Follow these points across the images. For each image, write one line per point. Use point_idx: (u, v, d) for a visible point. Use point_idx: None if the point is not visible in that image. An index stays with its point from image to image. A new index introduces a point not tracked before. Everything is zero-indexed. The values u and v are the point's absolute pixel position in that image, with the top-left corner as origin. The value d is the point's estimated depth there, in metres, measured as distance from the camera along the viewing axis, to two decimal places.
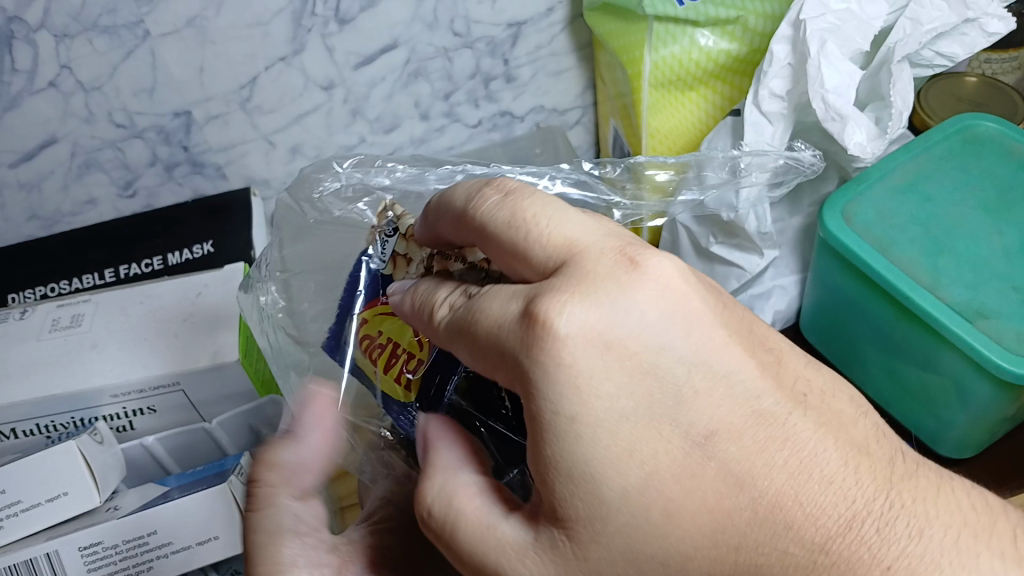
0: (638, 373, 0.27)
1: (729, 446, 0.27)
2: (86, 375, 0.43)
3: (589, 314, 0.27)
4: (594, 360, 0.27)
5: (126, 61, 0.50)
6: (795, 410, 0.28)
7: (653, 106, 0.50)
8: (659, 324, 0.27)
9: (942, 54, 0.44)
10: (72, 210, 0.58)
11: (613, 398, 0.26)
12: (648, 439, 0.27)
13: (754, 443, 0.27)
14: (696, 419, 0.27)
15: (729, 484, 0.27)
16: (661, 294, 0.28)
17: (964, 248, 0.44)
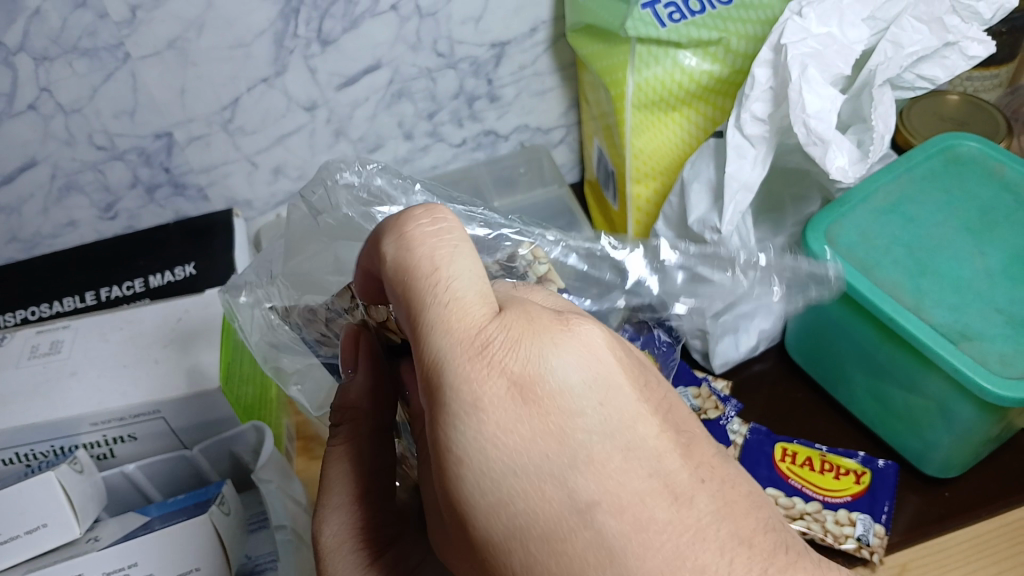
0: (552, 426, 0.25)
1: (610, 524, 0.25)
2: (65, 404, 0.42)
3: (507, 364, 0.26)
4: (502, 409, 0.25)
5: (106, 83, 0.50)
6: (688, 493, 0.26)
7: (636, 126, 0.50)
8: (577, 381, 0.26)
9: (923, 77, 0.44)
10: (52, 233, 0.57)
11: (507, 452, 0.25)
12: (526, 495, 0.25)
13: (641, 525, 0.25)
14: (584, 486, 0.25)
15: (598, 559, 0.24)
16: (585, 366, 0.26)
17: (947, 269, 0.44)
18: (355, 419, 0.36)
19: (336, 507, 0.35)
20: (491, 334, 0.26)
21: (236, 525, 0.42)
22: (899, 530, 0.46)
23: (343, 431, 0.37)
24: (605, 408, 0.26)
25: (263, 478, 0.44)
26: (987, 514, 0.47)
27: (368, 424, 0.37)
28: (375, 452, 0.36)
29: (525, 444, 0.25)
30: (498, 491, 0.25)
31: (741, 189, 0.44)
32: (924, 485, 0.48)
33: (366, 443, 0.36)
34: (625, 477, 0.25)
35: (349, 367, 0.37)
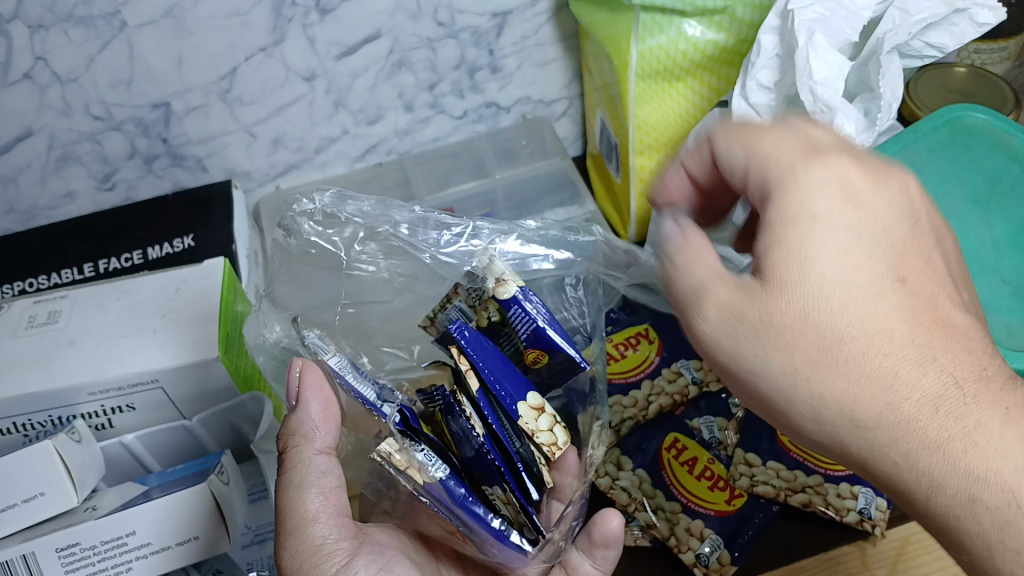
0: (831, 284, 0.29)
1: (869, 276, 0.29)
2: (64, 373, 0.42)
3: (838, 268, 0.29)
4: (841, 225, 0.30)
5: (103, 52, 0.49)
6: (891, 293, 0.29)
7: (640, 97, 0.50)
8: (818, 236, 0.30)
9: (931, 45, 0.43)
10: (50, 204, 0.57)
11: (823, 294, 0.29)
12: (801, 198, 0.31)
13: (906, 323, 0.29)
14: (855, 221, 0.30)
15: (877, 294, 0.29)
16: (898, 197, 0.31)
17: (955, 240, 0.44)
18: (299, 446, 0.36)
19: (288, 530, 0.35)
20: (830, 232, 0.30)
21: (236, 494, 0.42)
22: None
23: (288, 458, 0.36)
24: (901, 257, 0.30)
25: (263, 450, 0.45)
26: None
27: (310, 449, 0.36)
28: (329, 469, 0.36)
29: (852, 277, 0.29)
30: (821, 324, 0.29)
31: None
32: None
33: (312, 468, 0.36)
34: (905, 296, 0.29)
35: (296, 397, 0.37)
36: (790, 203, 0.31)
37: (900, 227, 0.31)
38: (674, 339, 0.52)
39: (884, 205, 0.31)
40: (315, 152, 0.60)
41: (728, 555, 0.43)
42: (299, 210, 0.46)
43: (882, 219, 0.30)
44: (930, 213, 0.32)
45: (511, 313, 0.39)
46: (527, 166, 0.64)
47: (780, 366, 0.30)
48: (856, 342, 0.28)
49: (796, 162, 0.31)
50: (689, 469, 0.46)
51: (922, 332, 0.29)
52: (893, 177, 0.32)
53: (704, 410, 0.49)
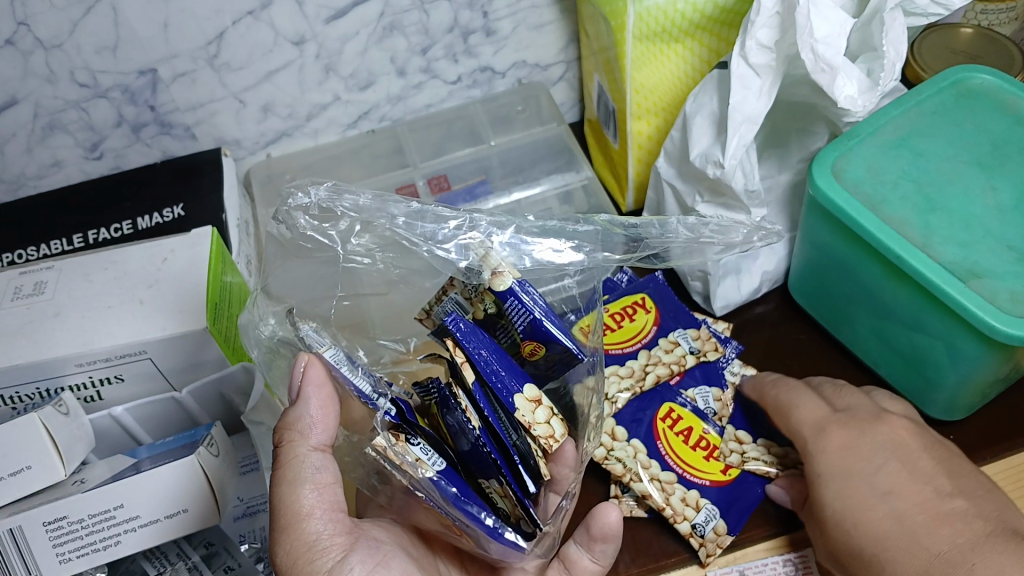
0: (840, 490, 0.40)
1: (891, 492, 0.39)
2: (50, 345, 0.41)
3: (853, 495, 0.40)
4: (850, 477, 0.40)
5: (86, 16, 0.48)
6: (891, 480, 0.40)
7: (638, 59, 0.48)
8: (843, 466, 0.41)
9: (937, 2, 0.41)
10: (38, 173, 0.56)
11: (854, 514, 0.39)
12: (846, 501, 0.40)
13: (902, 518, 0.38)
14: (885, 481, 0.40)
15: (890, 494, 0.39)
16: (883, 447, 0.41)
17: (958, 204, 0.43)
18: (294, 442, 0.36)
19: (282, 526, 0.34)
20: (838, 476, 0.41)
21: (226, 466, 0.42)
22: None
23: (282, 453, 0.36)
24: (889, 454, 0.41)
25: (253, 421, 0.45)
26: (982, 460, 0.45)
27: (305, 446, 0.36)
28: (321, 465, 0.36)
29: (866, 499, 0.39)
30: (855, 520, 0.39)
31: (745, 121, 0.42)
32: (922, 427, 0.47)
33: (306, 463, 0.35)
34: (912, 496, 0.39)
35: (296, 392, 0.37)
36: (814, 472, 0.41)
37: (893, 470, 0.40)
38: (671, 308, 0.51)
39: (879, 452, 0.41)
40: (307, 119, 0.59)
41: (724, 525, 0.43)
42: (293, 204, 0.42)
43: (876, 458, 0.41)
44: (922, 441, 0.42)
45: (507, 304, 0.39)
46: (523, 133, 0.62)
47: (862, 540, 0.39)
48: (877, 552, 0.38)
49: (806, 426, 0.43)
50: (685, 439, 0.46)
51: (935, 501, 0.39)
52: (876, 424, 0.42)
53: (701, 380, 0.49)
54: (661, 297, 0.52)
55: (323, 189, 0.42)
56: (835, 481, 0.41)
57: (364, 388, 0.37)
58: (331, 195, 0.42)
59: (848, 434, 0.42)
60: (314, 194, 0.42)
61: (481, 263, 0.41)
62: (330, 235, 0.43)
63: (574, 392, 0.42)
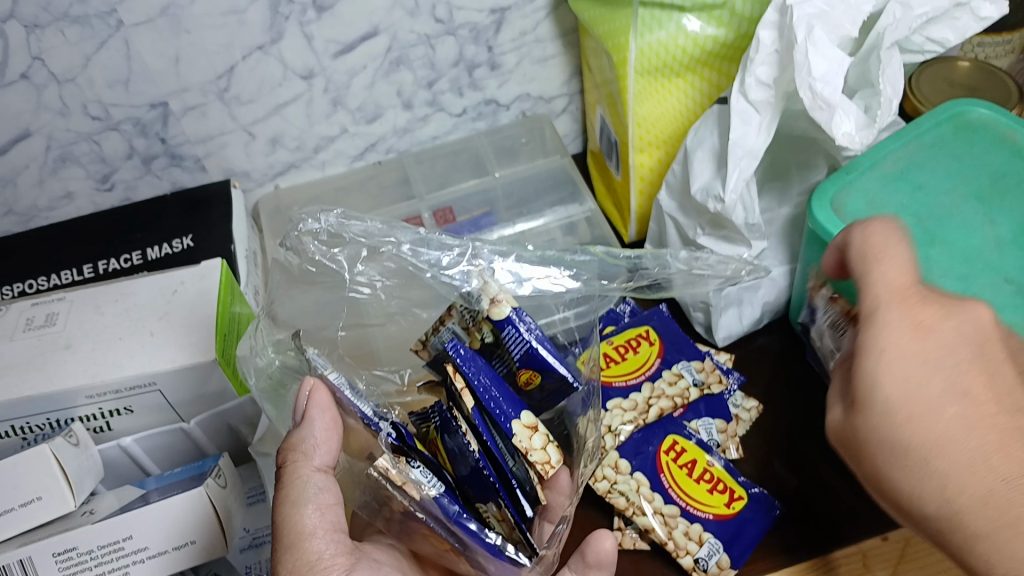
0: (887, 392, 0.32)
1: (963, 400, 0.31)
2: (61, 377, 0.42)
3: (892, 331, 0.33)
4: (908, 357, 0.32)
5: (99, 51, 0.49)
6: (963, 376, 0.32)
7: (639, 93, 0.49)
8: (901, 372, 0.32)
9: (933, 39, 0.42)
10: (49, 204, 0.56)
11: (875, 349, 0.33)
12: (910, 373, 0.32)
13: (965, 427, 0.31)
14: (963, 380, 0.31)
15: (966, 402, 0.31)
16: (919, 333, 0.33)
17: (958, 238, 0.43)
18: (297, 462, 0.36)
19: (286, 545, 0.35)
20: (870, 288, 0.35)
21: (233, 498, 0.42)
22: None
23: (285, 473, 0.36)
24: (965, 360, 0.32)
25: (259, 452, 0.46)
26: None
27: (308, 466, 0.36)
28: (324, 486, 0.36)
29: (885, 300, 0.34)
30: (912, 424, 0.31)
31: (745, 156, 0.43)
32: None
33: (309, 485, 0.36)
34: (986, 407, 0.31)
35: (301, 414, 0.38)
36: (866, 345, 0.33)
37: (968, 360, 0.32)
38: (674, 341, 0.52)
39: (955, 334, 0.32)
40: (314, 151, 0.60)
41: (727, 559, 0.43)
42: (303, 229, 0.43)
43: (955, 351, 0.32)
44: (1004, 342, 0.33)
45: (505, 333, 0.39)
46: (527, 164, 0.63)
47: (892, 333, 0.33)
48: (886, 338, 0.33)
49: (881, 302, 0.34)
50: (688, 471, 0.46)
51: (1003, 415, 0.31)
52: (965, 309, 0.33)
53: (704, 413, 0.49)
54: (666, 329, 0.53)
55: (331, 215, 0.44)
56: (875, 298, 0.34)
57: (366, 410, 0.37)
58: (340, 221, 0.44)
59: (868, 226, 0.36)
60: (323, 220, 0.44)
61: (482, 293, 0.41)
62: (338, 257, 0.45)
63: (574, 423, 0.42)
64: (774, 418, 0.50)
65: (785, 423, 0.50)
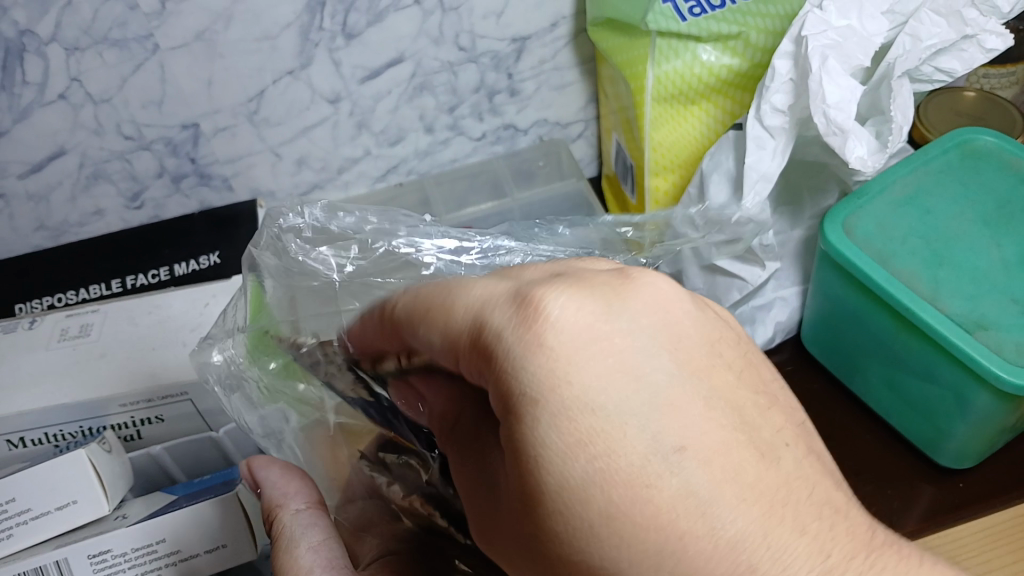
0: (627, 416, 0.26)
1: (697, 468, 0.26)
2: (96, 386, 0.43)
3: (581, 310, 0.27)
4: (603, 393, 0.26)
5: (136, 73, 0.51)
6: (686, 454, 0.26)
7: (655, 120, 0.51)
8: (675, 423, 0.26)
9: (941, 70, 0.43)
10: (79, 221, 0.58)
11: (597, 390, 0.26)
12: (613, 383, 0.26)
13: (722, 466, 0.26)
14: (669, 428, 0.26)
15: (664, 448, 0.26)
16: (659, 336, 0.28)
17: (964, 260, 0.45)
18: (277, 506, 0.37)
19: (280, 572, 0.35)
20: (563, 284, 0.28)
21: None
22: (910, 521, 0.47)
23: (274, 529, 0.37)
24: (727, 388, 0.28)
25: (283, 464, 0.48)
26: (1001, 505, 0.47)
27: (288, 509, 0.37)
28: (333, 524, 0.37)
29: (662, 363, 0.27)
30: (602, 461, 0.25)
31: (761, 179, 0.44)
32: (939, 477, 0.49)
33: (294, 527, 0.36)
34: (736, 435, 0.27)
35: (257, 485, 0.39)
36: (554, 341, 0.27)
37: (716, 432, 0.27)
38: None
39: (636, 358, 0.27)
40: (338, 172, 0.62)
41: None
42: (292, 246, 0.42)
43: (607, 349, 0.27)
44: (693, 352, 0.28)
45: None
46: (545, 187, 0.65)
47: (510, 314, 0.28)
48: (643, 373, 0.27)
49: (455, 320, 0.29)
50: None
51: (764, 461, 0.27)
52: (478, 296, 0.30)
53: None
54: None
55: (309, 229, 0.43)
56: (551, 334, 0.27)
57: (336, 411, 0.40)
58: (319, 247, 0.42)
59: (618, 277, 0.29)
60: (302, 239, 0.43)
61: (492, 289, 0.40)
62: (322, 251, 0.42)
63: None
64: None
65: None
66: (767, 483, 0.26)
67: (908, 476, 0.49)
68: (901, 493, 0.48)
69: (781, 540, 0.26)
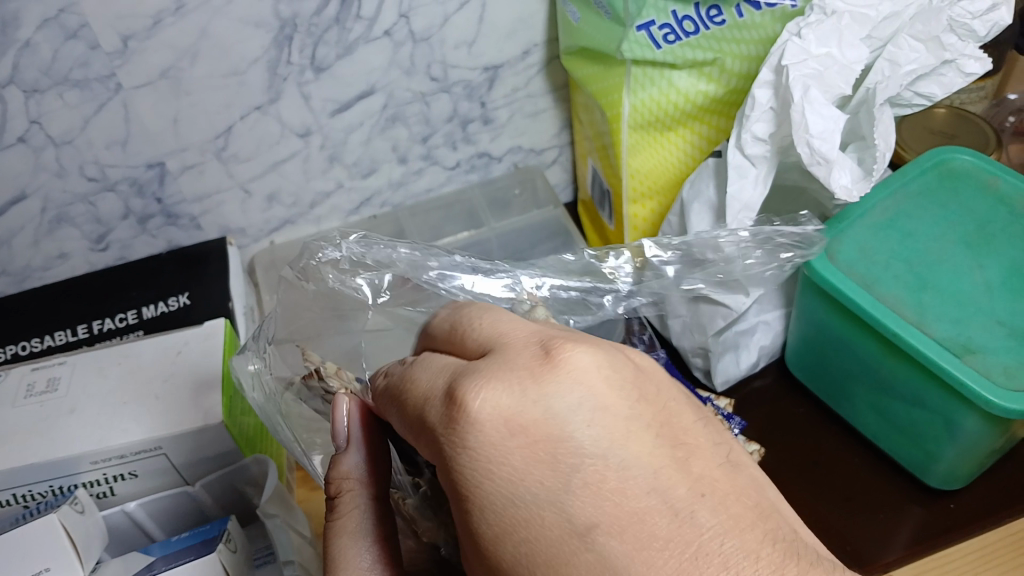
0: (542, 505, 0.27)
1: (610, 540, 0.26)
2: (67, 443, 0.42)
3: (502, 398, 0.28)
4: (515, 483, 0.27)
5: (98, 113, 0.49)
6: (599, 532, 0.26)
7: (633, 147, 0.51)
8: (589, 502, 0.27)
9: (920, 94, 0.44)
10: (43, 265, 0.56)
11: (516, 484, 0.27)
12: (530, 474, 0.27)
13: (632, 535, 0.26)
14: (580, 507, 0.26)
15: (574, 528, 0.26)
16: (579, 418, 0.28)
17: (948, 283, 0.45)
18: (353, 492, 0.35)
19: None
20: (484, 374, 0.29)
21: (243, 562, 0.42)
22: (896, 549, 0.47)
23: (342, 504, 0.35)
24: (644, 455, 0.28)
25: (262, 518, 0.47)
26: (991, 526, 0.47)
27: (366, 495, 0.35)
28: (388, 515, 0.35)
29: (581, 442, 0.27)
30: (528, 545, 0.26)
31: (743, 209, 0.45)
32: (928, 500, 0.48)
33: (367, 515, 0.35)
34: (649, 504, 0.27)
35: (345, 439, 0.36)
36: (478, 437, 0.28)
37: (627, 504, 0.27)
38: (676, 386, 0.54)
39: (558, 446, 0.27)
40: (310, 207, 0.60)
41: None
42: (322, 258, 0.44)
43: (529, 436, 0.27)
44: (620, 419, 0.28)
45: None
46: (521, 216, 0.64)
47: (441, 410, 0.29)
48: (560, 459, 0.27)
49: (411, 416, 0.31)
50: None
51: (678, 523, 0.27)
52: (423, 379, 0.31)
53: None
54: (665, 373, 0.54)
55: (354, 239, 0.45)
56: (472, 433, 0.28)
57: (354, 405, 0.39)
58: (366, 251, 0.44)
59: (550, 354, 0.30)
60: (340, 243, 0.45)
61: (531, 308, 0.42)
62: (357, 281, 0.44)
63: None
64: (776, 461, 0.51)
65: (791, 465, 0.51)
66: (683, 542, 0.26)
67: (897, 499, 0.49)
68: (890, 518, 0.48)
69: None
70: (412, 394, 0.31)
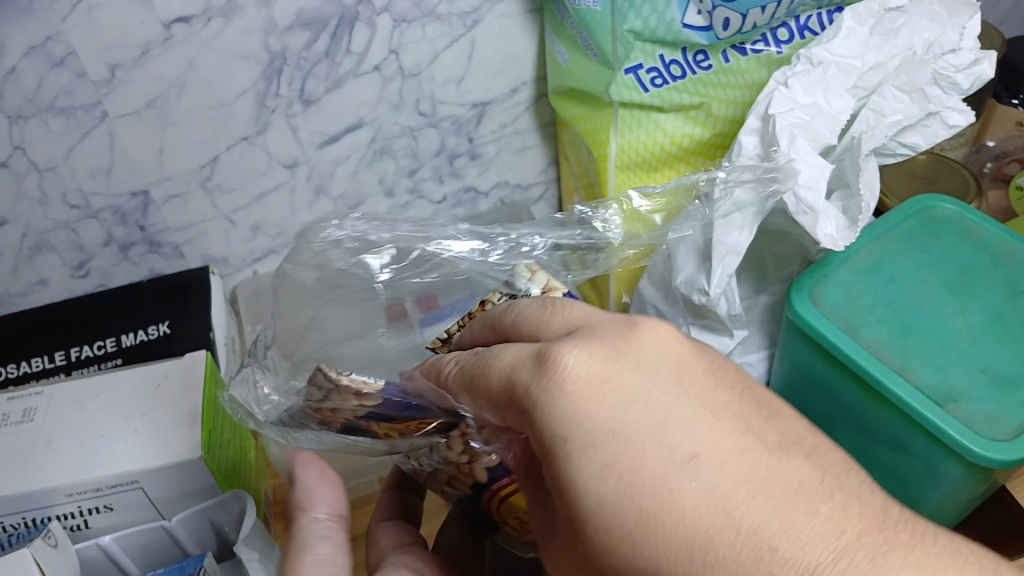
0: (645, 440, 0.28)
1: (712, 469, 0.27)
2: (41, 476, 0.41)
3: (591, 357, 0.30)
4: (613, 422, 0.28)
5: (83, 141, 0.49)
6: (703, 463, 0.27)
7: (619, 187, 0.51)
8: (689, 437, 0.28)
9: (905, 144, 0.45)
10: (21, 292, 0.55)
11: (617, 424, 0.28)
12: (630, 414, 0.28)
13: (733, 463, 0.27)
14: (681, 441, 0.28)
15: (679, 458, 0.27)
16: (667, 374, 0.30)
17: (930, 328, 0.45)
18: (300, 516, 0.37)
19: None
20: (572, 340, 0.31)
21: None
22: None
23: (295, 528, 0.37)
24: (731, 403, 0.29)
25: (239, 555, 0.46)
26: None
27: (310, 516, 0.37)
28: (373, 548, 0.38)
29: (672, 391, 0.29)
30: (629, 481, 0.28)
31: (729, 253, 0.44)
32: None
33: (310, 536, 0.36)
34: (745, 440, 0.28)
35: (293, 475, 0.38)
36: (573, 383, 0.29)
37: (722, 440, 0.28)
38: None
39: (652, 392, 0.29)
40: (295, 238, 0.60)
41: None
42: (325, 238, 0.45)
43: (625, 382, 0.29)
44: (707, 373, 0.30)
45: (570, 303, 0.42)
46: None
47: (529, 372, 0.31)
48: (654, 401, 0.29)
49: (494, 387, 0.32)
50: None
51: (773, 459, 0.28)
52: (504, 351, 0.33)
53: None
54: None
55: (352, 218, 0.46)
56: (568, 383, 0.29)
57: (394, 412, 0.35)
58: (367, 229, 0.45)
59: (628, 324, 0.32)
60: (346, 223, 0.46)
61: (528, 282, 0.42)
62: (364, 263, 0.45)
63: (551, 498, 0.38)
64: None
65: None
66: (783, 475, 0.27)
67: None
68: None
69: (799, 532, 0.26)
70: (498, 359, 0.32)
